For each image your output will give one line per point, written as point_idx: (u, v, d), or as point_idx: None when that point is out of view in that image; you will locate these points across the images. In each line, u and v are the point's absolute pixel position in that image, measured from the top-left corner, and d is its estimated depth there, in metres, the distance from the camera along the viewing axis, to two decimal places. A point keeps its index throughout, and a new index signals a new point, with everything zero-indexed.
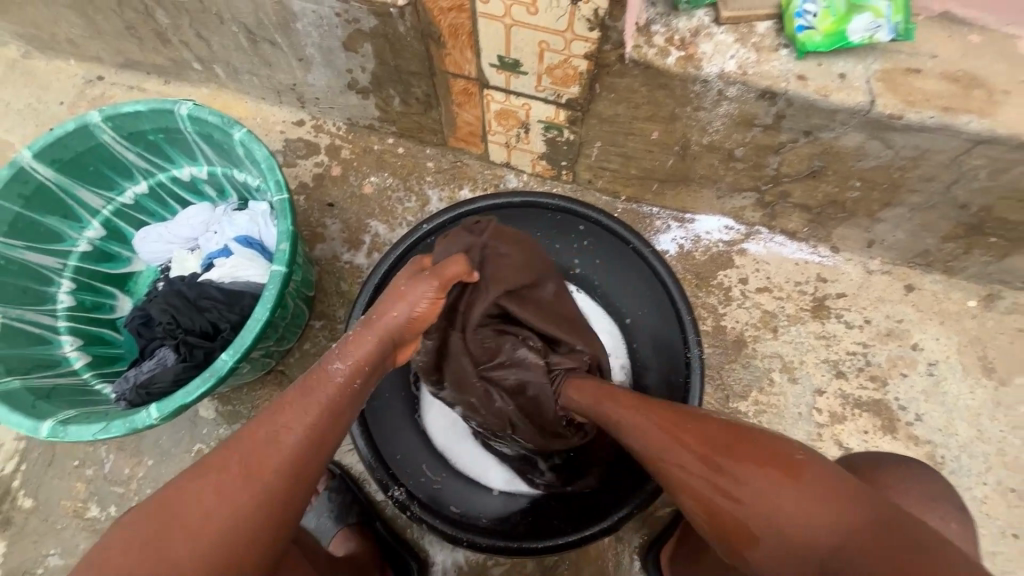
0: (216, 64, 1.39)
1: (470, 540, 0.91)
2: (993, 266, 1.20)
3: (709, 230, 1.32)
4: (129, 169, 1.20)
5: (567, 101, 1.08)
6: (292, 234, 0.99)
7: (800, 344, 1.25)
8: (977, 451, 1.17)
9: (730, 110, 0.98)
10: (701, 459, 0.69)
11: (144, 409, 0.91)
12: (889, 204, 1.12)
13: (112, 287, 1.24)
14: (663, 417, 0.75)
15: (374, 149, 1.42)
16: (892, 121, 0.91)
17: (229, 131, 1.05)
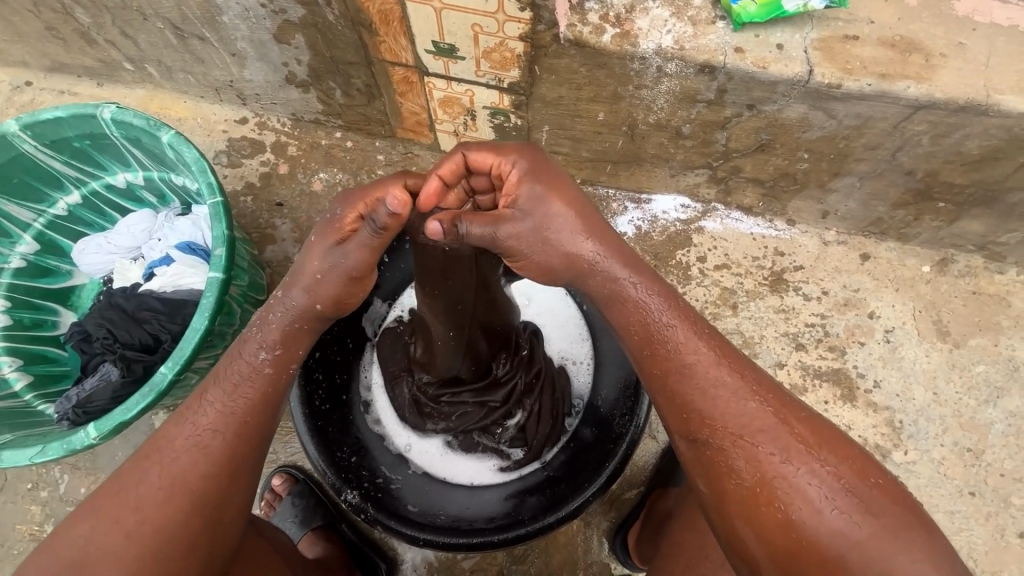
0: (148, 63, 1.33)
1: (428, 539, 0.91)
2: (944, 231, 1.21)
3: (666, 209, 1.31)
4: (59, 180, 1.15)
5: (508, 85, 1.05)
6: (228, 238, 0.95)
7: (760, 319, 1.25)
8: (934, 414, 1.19)
9: (671, 86, 0.97)
10: (711, 358, 0.68)
11: (82, 428, 0.88)
12: (838, 174, 1.11)
13: (53, 302, 1.19)
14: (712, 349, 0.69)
15: (321, 145, 1.38)
16: (832, 90, 0.90)
17: (157, 133, 1.01)
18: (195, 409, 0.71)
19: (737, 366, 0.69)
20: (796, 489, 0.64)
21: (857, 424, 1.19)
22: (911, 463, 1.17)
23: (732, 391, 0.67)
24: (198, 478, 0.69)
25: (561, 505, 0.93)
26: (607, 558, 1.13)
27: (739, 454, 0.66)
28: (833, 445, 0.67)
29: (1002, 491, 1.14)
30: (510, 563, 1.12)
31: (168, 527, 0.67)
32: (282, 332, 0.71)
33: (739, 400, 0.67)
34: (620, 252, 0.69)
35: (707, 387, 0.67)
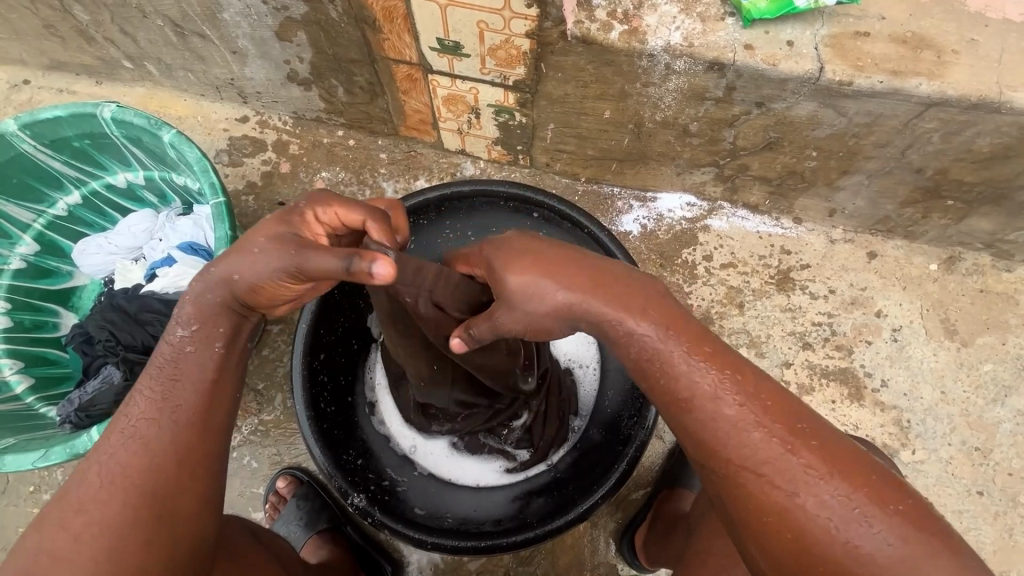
0: (147, 61, 1.31)
1: (436, 542, 0.90)
2: (952, 229, 1.20)
3: (671, 208, 1.31)
4: (59, 180, 1.14)
5: (514, 83, 1.04)
6: (231, 239, 0.94)
7: (766, 318, 1.24)
8: (942, 413, 1.18)
9: (679, 84, 0.95)
10: (748, 405, 0.59)
11: (85, 432, 0.87)
12: (846, 172, 1.10)
13: (54, 304, 1.18)
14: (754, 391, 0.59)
15: (323, 143, 1.37)
16: (843, 87, 0.88)
17: (158, 133, 1.00)
18: (125, 398, 0.65)
19: (784, 413, 0.59)
20: (854, 562, 0.54)
21: (864, 424, 1.18)
22: (919, 462, 1.16)
23: (776, 442, 0.58)
24: (134, 468, 0.61)
25: (570, 507, 0.92)
26: (613, 559, 1.13)
27: (788, 512, 0.56)
28: (909, 506, 0.56)
29: (1011, 491, 1.14)
30: (516, 564, 1.12)
31: (112, 525, 0.59)
32: (199, 306, 0.64)
33: (786, 455, 0.57)
34: (622, 294, 0.65)
35: (722, 418, 0.59)
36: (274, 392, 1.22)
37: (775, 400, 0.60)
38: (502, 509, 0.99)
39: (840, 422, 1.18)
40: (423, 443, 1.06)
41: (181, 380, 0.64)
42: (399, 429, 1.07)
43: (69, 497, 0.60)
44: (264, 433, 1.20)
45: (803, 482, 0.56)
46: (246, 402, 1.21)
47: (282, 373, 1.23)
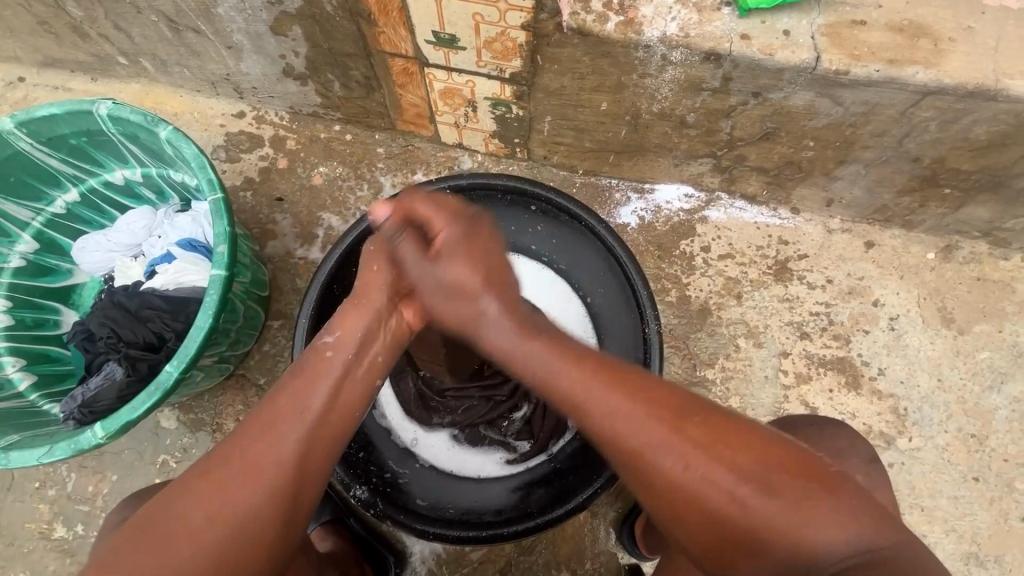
0: (142, 57, 1.31)
1: (437, 532, 0.91)
2: (949, 218, 1.20)
3: (669, 199, 1.31)
4: (56, 177, 1.14)
5: (510, 75, 1.03)
6: (230, 234, 0.95)
7: (764, 308, 1.25)
8: (939, 400, 1.19)
9: (676, 74, 0.95)
10: (562, 355, 0.70)
11: (89, 428, 0.88)
12: (843, 161, 1.11)
13: (55, 301, 1.18)
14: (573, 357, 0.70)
15: (320, 138, 1.37)
16: (839, 76, 0.88)
17: (155, 129, 1.00)
18: (274, 391, 0.69)
19: (594, 368, 0.68)
20: (702, 487, 0.61)
21: (861, 412, 1.19)
22: (915, 449, 1.17)
23: (580, 381, 0.67)
24: (276, 468, 0.64)
25: (569, 498, 0.93)
26: (613, 548, 1.14)
27: (652, 458, 0.63)
28: (744, 437, 0.62)
29: (1006, 476, 1.15)
30: (518, 554, 1.13)
31: (235, 520, 0.62)
32: (347, 321, 0.74)
33: (584, 388, 0.67)
34: (484, 258, 0.76)
35: (637, 416, 0.64)
36: (275, 387, 1.23)
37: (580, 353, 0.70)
38: (504, 500, 1.01)
39: (837, 411, 1.19)
40: (425, 435, 1.06)
41: (320, 375, 0.70)
42: (400, 422, 1.06)
43: (201, 489, 0.63)
44: None
45: (585, 407, 0.66)
46: (249, 397, 1.22)
47: (283, 367, 1.24)
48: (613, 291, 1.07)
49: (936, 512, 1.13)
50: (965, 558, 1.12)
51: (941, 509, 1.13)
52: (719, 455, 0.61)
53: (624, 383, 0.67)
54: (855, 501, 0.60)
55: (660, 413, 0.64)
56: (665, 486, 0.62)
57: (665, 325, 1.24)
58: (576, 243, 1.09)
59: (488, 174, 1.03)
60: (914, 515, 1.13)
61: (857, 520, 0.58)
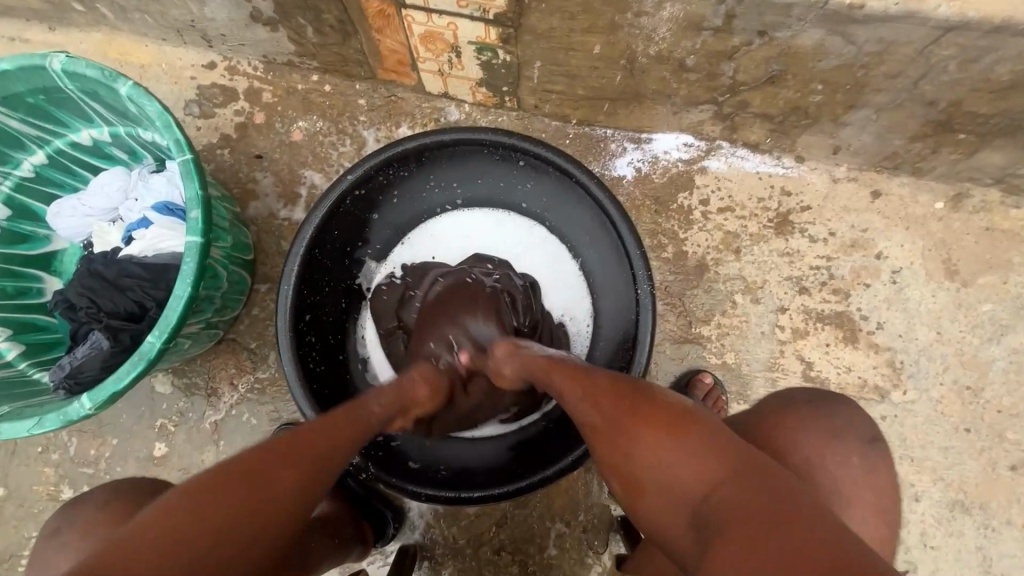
0: (99, 2, 1.21)
1: (430, 494, 0.92)
2: (962, 165, 1.14)
3: (668, 149, 1.24)
4: (20, 140, 1.08)
5: (494, 16, 0.95)
6: (202, 199, 0.90)
7: (763, 263, 1.21)
8: (936, 353, 1.18)
9: (674, 12, 0.87)
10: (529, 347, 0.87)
11: (76, 399, 0.87)
12: (853, 106, 1.04)
13: (35, 269, 1.15)
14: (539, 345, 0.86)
15: (298, 90, 1.29)
16: (853, 11, 0.80)
17: (114, 85, 0.93)
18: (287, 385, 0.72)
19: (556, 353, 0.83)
20: (602, 433, 0.69)
21: (857, 366, 1.18)
22: (910, 403, 1.16)
23: (534, 356, 0.84)
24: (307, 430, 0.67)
25: (560, 458, 0.94)
26: (606, 500, 1.17)
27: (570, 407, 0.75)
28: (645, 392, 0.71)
29: (998, 427, 1.16)
30: (513, 508, 1.16)
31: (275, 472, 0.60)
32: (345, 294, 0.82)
33: (535, 364, 0.83)
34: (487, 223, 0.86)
35: (560, 379, 0.77)
36: (267, 351, 1.22)
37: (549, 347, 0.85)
38: (496, 459, 1.02)
39: (833, 365, 1.18)
40: None
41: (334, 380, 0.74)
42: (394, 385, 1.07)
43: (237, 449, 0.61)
44: (261, 390, 1.21)
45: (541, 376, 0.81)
46: (241, 360, 1.22)
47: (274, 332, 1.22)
48: (606, 249, 1.03)
49: (925, 463, 1.14)
50: (951, 506, 1.14)
51: (930, 460, 1.15)
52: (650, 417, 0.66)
53: (562, 360, 0.80)
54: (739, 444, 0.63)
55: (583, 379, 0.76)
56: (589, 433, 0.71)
57: (660, 282, 1.21)
58: (569, 198, 1.04)
59: (473, 128, 0.97)
60: (903, 466, 1.15)
61: (746, 459, 0.60)
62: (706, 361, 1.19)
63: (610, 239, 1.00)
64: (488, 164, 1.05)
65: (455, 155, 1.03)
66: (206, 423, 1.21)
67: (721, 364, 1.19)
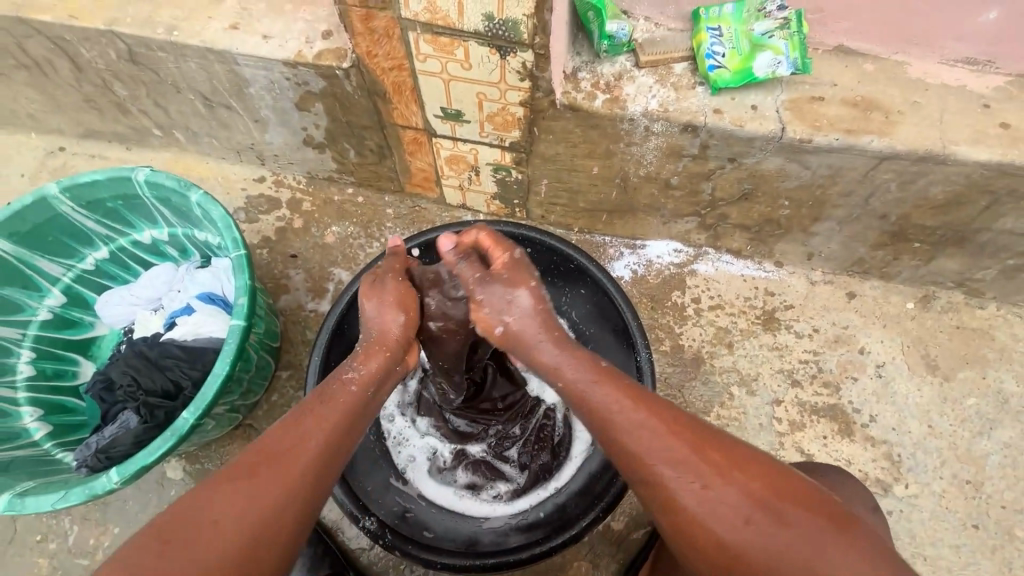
0: (175, 129, 1.44)
1: (445, 562, 0.92)
2: (923, 270, 1.28)
3: (659, 254, 1.39)
4: (90, 237, 1.22)
5: (510, 144, 1.15)
6: (250, 287, 1.02)
7: (755, 357, 1.30)
8: (931, 446, 1.22)
9: (659, 143, 1.06)
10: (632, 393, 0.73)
11: (104, 473, 0.90)
12: (819, 219, 1.20)
13: (75, 353, 1.24)
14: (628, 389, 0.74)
15: (334, 200, 1.48)
16: (803, 144, 0.99)
17: (187, 193, 1.10)
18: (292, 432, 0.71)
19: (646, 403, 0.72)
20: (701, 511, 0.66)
21: (856, 458, 1.21)
22: (913, 497, 1.18)
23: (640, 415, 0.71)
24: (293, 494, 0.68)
25: (570, 525, 0.94)
26: None
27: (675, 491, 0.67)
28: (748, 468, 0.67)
29: (1006, 523, 1.16)
30: None
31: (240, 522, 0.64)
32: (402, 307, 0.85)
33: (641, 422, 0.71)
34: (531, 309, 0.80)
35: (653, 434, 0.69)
36: None
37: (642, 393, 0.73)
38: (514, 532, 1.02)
39: (833, 458, 1.21)
40: (436, 467, 1.12)
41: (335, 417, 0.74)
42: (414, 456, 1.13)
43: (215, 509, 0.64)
44: None
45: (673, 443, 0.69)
46: None
47: None
48: (604, 325, 1.14)
49: (939, 562, 1.13)
50: None
51: (944, 558, 1.13)
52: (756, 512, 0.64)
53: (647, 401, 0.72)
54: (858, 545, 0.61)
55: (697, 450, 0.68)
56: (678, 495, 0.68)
57: (660, 373, 1.28)
58: (571, 282, 1.16)
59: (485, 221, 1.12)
60: (917, 564, 1.13)
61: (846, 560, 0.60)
62: None
63: (609, 316, 1.12)
64: None
65: None
66: None
67: None
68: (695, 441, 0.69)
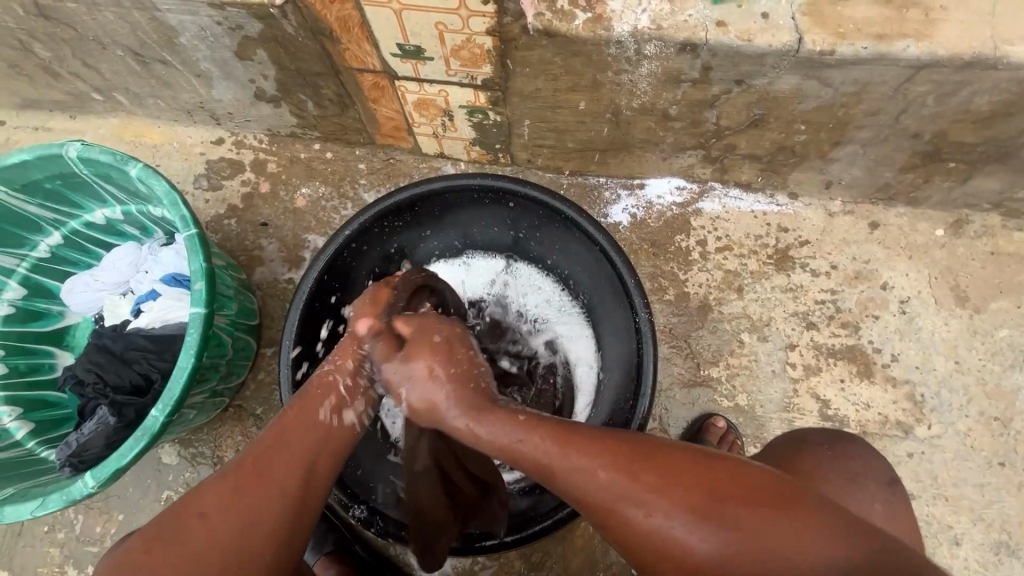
0: (116, 91, 1.29)
1: (440, 545, 0.88)
2: (957, 192, 1.14)
3: (660, 194, 1.26)
4: (37, 223, 1.13)
5: (482, 81, 1.00)
6: (206, 271, 0.92)
7: (767, 300, 1.20)
8: (957, 384, 1.14)
9: (653, 68, 0.91)
10: (575, 454, 0.60)
11: (80, 478, 0.87)
12: (839, 143, 1.05)
13: (47, 345, 1.18)
14: (553, 432, 0.62)
15: (301, 158, 1.34)
16: (825, 57, 0.83)
17: (125, 168, 0.98)
18: (282, 440, 0.65)
19: (577, 442, 0.61)
20: (658, 533, 0.57)
21: (876, 402, 1.14)
22: (936, 437, 1.12)
23: (597, 463, 0.59)
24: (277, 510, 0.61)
25: (571, 497, 0.89)
26: (626, 558, 1.10)
27: (629, 517, 0.58)
28: (694, 471, 0.58)
29: None
30: (528, 570, 1.10)
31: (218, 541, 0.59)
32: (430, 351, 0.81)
33: (578, 464, 0.60)
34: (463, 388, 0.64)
35: (588, 470, 0.59)
36: (273, 415, 1.21)
37: (583, 439, 0.61)
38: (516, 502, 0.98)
39: (850, 403, 1.14)
40: None
41: (313, 412, 0.67)
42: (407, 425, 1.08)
43: (196, 515, 0.60)
44: None
45: (636, 469, 0.58)
46: (247, 427, 1.21)
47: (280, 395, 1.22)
48: (601, 279, 1.03)
49: (962, 502, 1.09)
50: (995, 549, 1.07)
51: (967, 498, 1.09)
52: (741, 513, 0.55)
53: (583, 443, 0.61)
54: (828, 513, 0.56)
55: (644, 466, 0.59)
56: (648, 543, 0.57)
57: (664, 324, 1.20)
58: (560, 233, 1.05)
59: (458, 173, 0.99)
60: (938, 506, 1.09)
61: (830, 539, 0.54)
62: (717, 404, 1.16)
63: (603, 268, 1.01)
64: (478, 208, 1.07)
65: (447, 200, 1.05)
66: None
67: (733, 406, 1.16)
68: (628, 457, 0.59)
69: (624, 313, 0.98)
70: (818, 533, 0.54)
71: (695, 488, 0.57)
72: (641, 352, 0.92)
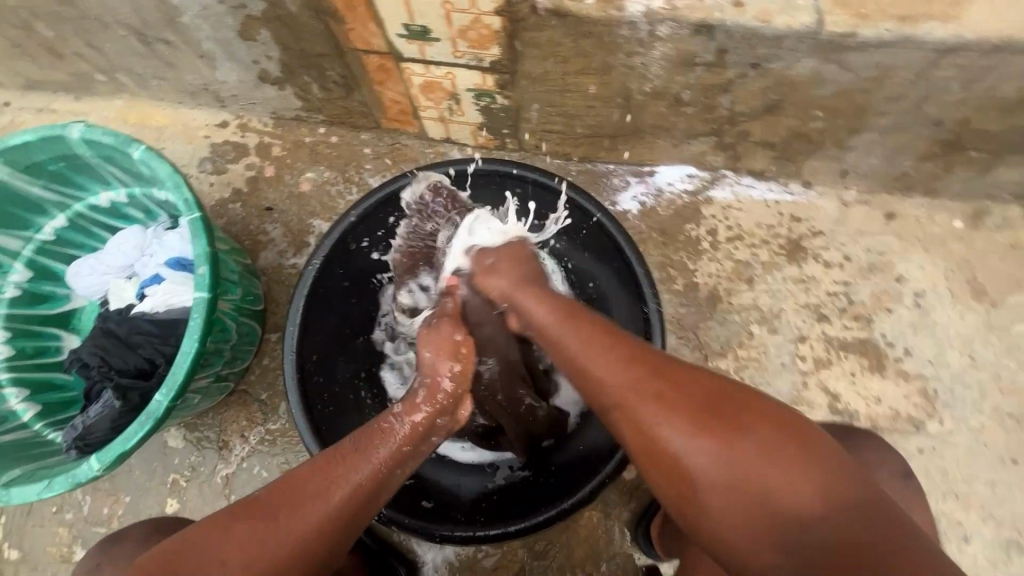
0: (120, 73, 1.28)
1: (444, 534, 0.88)
2: (977, 182, 1.11)
3: (670, 181, 1.23)
4: (42, 205, 1.12)
5: (490, 64, 0.97)
6: (210, 255, 0.92)
7: (777, 291, 1.18)
8: (971, 379, 1.12)
9: (666, 51, 0.88)
10: (601, 346, 0.68)
11: (85, 461, 0.88)
12: (857, 130, 1.02)
13: (54, 328, 1.18)
14: (589, 330, 0.70)
15: (306, 142, 1.33)
16: (845, 39, 0.80)
17: (128, 150, 0.97)
18: (349, 460, 0.67)
19: (617, 341, 0.68)
20: (662, 434, 0.61)
21: (887, 396, 1.12)
22: (947, 433, 1.10)
23: (620, 359, 0.66)
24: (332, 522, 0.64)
25: (575, 489, 0.88)
26: (629, 549, 1.10)
27: (642, 414, 0.63)
28: (720, 394, 0.62)
29: None
30: (531, 559, 1.10)
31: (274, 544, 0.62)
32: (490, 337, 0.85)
33: (600, 356, 0.67)
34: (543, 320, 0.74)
35: (610, 360, 0.66)
36: (278, 401, 1.21)
37: (618, 343, 0.69)
38: (521, 491, 0.97)
39: (861, 397, 1.13)
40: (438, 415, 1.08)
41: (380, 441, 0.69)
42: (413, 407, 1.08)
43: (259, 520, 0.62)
44: (272, 442, 1.20)
45: (660, 377, 0.64)
46: (252, 412, 1.21)
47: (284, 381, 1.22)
48: (609, 268, 1.02)
49: (972, 498, 1.07)
50: (1004, 546, 1.05)
51: (978, 495, 1.07)
52: (748, 434, 0.59)
53: (611, 342, 0.68)
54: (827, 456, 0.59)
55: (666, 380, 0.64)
56: (652, 437, 0.62)
57: (671, 314, 1.18)
58: (567, 222, 1.03)
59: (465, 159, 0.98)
60: (948, 502, 1.07)
61: (819, 482, 0.57)
62: None
63: (611, 258, 0.99)
64: (485, 195, 1.05)
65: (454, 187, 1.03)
66: (216, 478, 1.19)
67: None
68: (657, 363, 0.65)
69: (632, 304, 0.96)
70: (810, 468, 0.57)
71: (711, 405, 0.61)
72: (649, 342, 0.91)
